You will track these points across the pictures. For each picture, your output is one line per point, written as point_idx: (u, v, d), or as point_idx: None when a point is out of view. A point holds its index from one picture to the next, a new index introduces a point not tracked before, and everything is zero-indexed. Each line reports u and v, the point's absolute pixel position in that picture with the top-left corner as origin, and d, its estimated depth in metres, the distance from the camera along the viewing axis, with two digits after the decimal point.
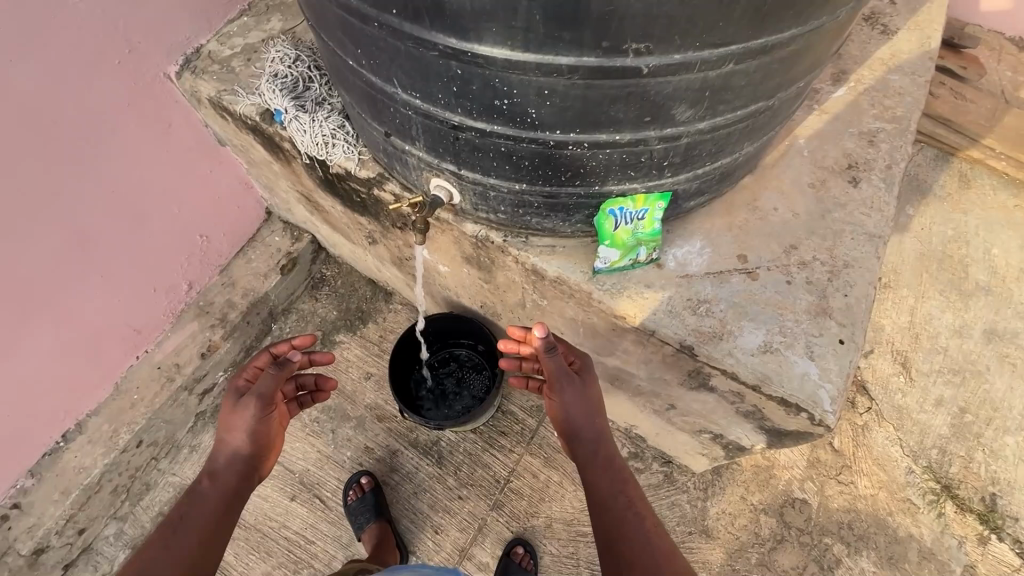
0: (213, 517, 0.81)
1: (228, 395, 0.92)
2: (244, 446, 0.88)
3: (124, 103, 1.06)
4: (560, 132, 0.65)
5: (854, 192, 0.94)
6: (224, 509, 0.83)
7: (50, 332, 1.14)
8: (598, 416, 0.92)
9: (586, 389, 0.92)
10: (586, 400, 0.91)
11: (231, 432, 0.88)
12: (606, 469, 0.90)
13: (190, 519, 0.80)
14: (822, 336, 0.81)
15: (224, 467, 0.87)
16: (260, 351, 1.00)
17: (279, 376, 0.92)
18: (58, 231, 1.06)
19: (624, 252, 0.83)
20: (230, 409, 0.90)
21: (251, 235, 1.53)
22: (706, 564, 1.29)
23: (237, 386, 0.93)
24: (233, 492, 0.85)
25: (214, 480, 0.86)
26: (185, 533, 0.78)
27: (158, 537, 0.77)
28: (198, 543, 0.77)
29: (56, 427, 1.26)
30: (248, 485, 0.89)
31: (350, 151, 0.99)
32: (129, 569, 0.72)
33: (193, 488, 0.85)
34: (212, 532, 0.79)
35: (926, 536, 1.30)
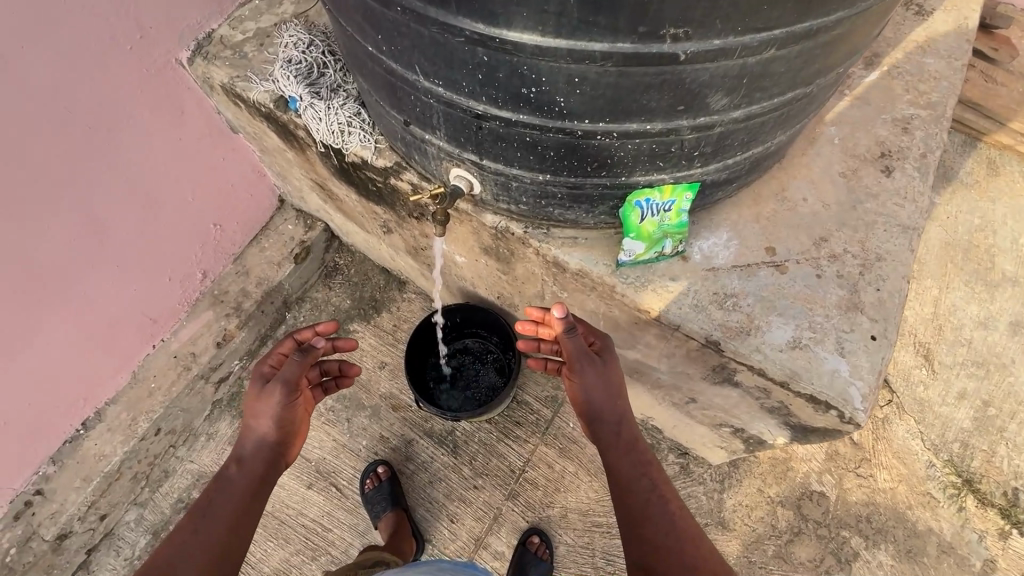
0: (240, 507, 0.80)
1: (253, 381, 0.90)
2: (269, 434, 0.86)
3: (137, 89, 1.05)
4: (588, 122, 0.63)
5: (887, 181, 0.91)
6: (251, 498, 0.81)
7: (68, 321, 1.14)
8: (620, 399, 0.88)
9: (608, 371, 0.88)
10: (607, 383, 0.87)
11: (257, 419, 0.86)
12: (628, 452, 0.86)
13: (217, 506, 0.79)
14: (853, 331, 0.79)
15: (250, 454, 0.86)
16: (285, 337, 0.97)
17: (304, 363, 0.89)
18: (73, 220, 1.05)
19: (650, 245, 0.81)
20: (256, 395, 0.88)
21: (264, 223, 1.52)
22: (723, 556, 1.28)
23: (262, 371, 0.91)
24: (259, 480, 0.84)
25: (239, 467, 0.84)
26: (211, 523, 0.77)
27: (185, 525, 0.77)
28: (224, 532, 0.76)
29: (75, 415, 1.27)
30: (274, 473, 0.87)
31: (366, 139, 0.96)
32: (158, 558, 0.73)
33: (219, 474, 0.84)
34: (237, 521, 0.78)
35: (945, 530, 1.28)
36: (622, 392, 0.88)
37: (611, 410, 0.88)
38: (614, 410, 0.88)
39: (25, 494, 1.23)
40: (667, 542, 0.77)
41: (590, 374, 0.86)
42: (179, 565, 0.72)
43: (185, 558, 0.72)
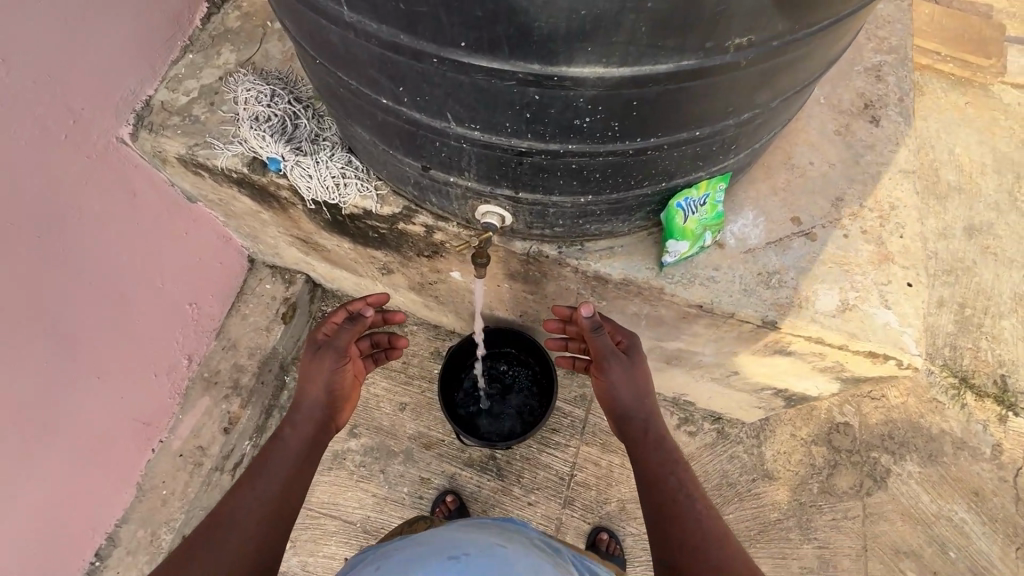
0: (297, 460, 0.86)
1: (307, 348, 0.98)
2: (318, 395, 0.93)
3: (83, 180, 0.92)
4: (640, 140, 0.61)
5: (877, 131, 0.96)
6: (305, 456, 0.88)
7: (58, 450, 1.01)
8: (646, 396, 0.91)
9: (636, 368, 0.91)
10: (634, 380, 0.90)
11: (309, 382, 0.94)
12: (654, 448, 0.88)
13: (275, 463, 0.85)
14: (891, 282, 0.83)
15: (303, 416, 0.92)
16: (337, 308, 1.02)
17: (353, 332, 0.94)
18: (41, 339, 0.92)
19: (693, 242, 0.81)
20: (310, 361, 0.96)
21: (238, 289, 1.40)
22: (776, 504, 1.34)
23: (315, 339, 0.98)
24: (312, 440, 0.90)
25: (293, 427, 0.90)
26: (270, 475, 0.83)
27: (247, 478, 0.83)
28: (281, 485, 0.82)
29: (86, 546, 1.14)
30: (325, 434, 0.93)
31: (365, 187, 0.90)
32: (223, 509, 0.78)
33: (274, 435, 0.90)
34: (294, 477, 0.84)
35: (955, 428, 1.41)
36: (648, 390, 0.91)
37: (637, 407, 0.90)
38: (641, 407, 0.90)
39: None
40: (692, 535, 0.76)
41: (618, 370, 0.89)
42: (242, 513, 0.77)
43: (246, 508, 0.78)
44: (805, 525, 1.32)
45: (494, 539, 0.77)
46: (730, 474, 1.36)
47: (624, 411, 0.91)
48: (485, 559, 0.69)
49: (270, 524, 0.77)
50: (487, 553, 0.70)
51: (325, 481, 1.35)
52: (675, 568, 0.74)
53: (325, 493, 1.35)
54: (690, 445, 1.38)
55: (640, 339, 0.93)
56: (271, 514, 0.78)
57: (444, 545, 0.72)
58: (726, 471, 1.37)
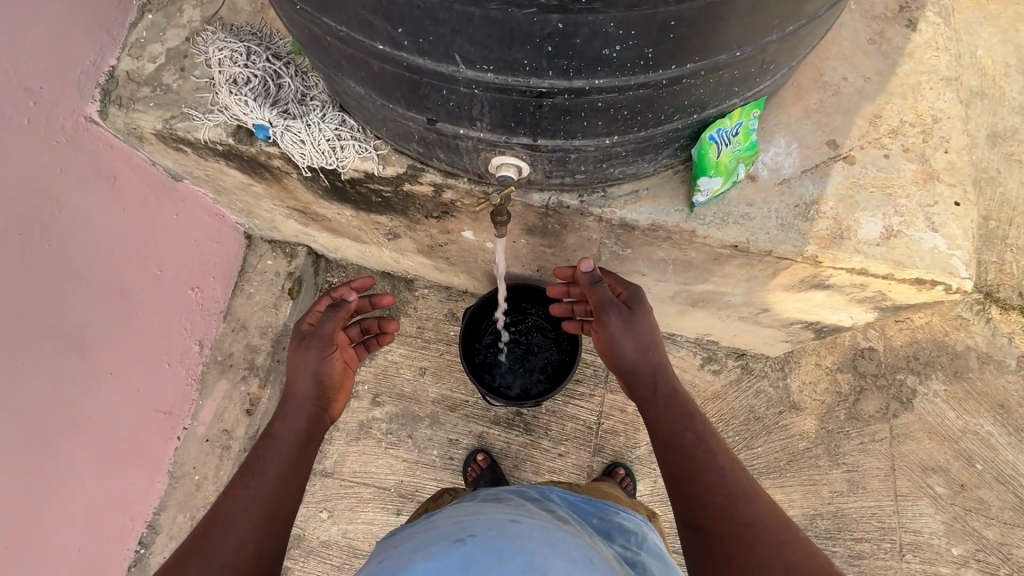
0: (291, 455, 0.82)
1: (294, 339, 0.95)
2: (307, 386, 0.89)
3: (55, 169, 0.85)
4: (675, 68, 0.54)
5: (915, 36, 0.87)
6: (299, 450, 0.83)
7: (83, 452, 0.99)
8: (652, 349, 0.86)
9: (637, 320, 0.87)
10: (636, 332, 0.86)
11: (298, 374, 0.90)
12: (668, 406, 0.84)
13: (267, 460, 0.81)
14: (937, 203, 0.78)
15: (294, 409, 0.87)
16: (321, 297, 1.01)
17: (338, 319, 0.95)
18: (45, 345, 0.88)
19: (726, 177, 0.75)
20: (297, 352, 0.93)
21: (240, 268, 1.35)
22: (804, 434, 1.35)
23: (301, 330, 0.95)
24: (305, 434, 0.86)
25: (285, 421, 0.86)
26: (264, 471, 0.79)
27: (241, 474, 0.78)
28: (276, 481, 0.78)
29: (128, 538, 1.15)
30: (318, 427, 0.89)
31: (364, 148, 0.82)
32: (216, 511, 0.74)
33: (266, 430, 0.86)
34: (290, 472, 0.80)
35: (980, 343, 1.39)
36: (654, 343, 0.87)
37: (642, 360, 0.86)
38: (646, 361, 0.86)
39: None
40: (715, 493, 0.75)
41: (617, 321, 0.86)
42: (235, 515, 0.73)
43: (240, 509, 0.74)
44: (833, 451, 1.33)
45: (512, 514, 0.77)
46: (757, 409, 1.37)
47: (630, 367, 0.87)
48: (495, 536, 0.69)
49: (266, 526, 0.73)
50: (497, 532, 0.70)
51: (354, 450, 1.36)
52: (701, 528, 0.74)
53: (355, 462, 1.36)
54: (715, 383, 1.38)
55: (642, 291, 0.90)
56: (266, 514, 0.74)
57: (454, 529, 0.73)
58: (753, 406, 1.37)
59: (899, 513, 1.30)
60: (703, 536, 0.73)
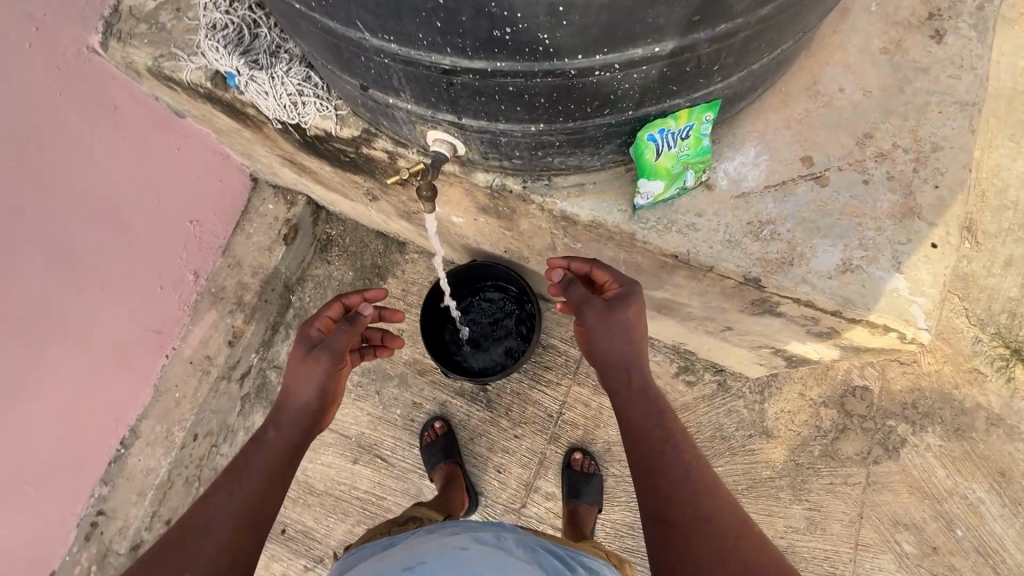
0: (277, 464, 0.84)
1: (299, 344, 0.93)
2: (311, 400, 0.90)
3: (56, 93, 0.92)
4: (583, 58, 0.51)
5: (937, 49, 0.77)
6: (288, 461, 0.85)
7: (72, 355, 1.10)
8: (627, 346, 0.81)
9: (615, 318, 0.80)
10: (610, 328, 0.81)
11: (301, 384, 0.90)
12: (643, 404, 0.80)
13: (255, 466, 0.82)
14: (911, 242, 0.70)
15: (291, 418, 0.89)
16: (333, 299, 0.98)
17: (351, 334, 0.92)
18: (36, 253, 0.97)
19: (670, 182, 0.70)
20: (302, 360, 0.91)
21: (243, 208, 1.42)
22: (770, 462, 1.28)
23: (309, 336, 0.93)
24: (297, 444, 0.88)
25: (279, 429, 0.88)
26: (250, 479, 0.81)
27: (225, 481, 0.81)
28: (257, 491, 0.79)
29: (111, 438, 1.26)
30: (309, 436, 0.91)
31: (324, 106, 0.83)
32: (197, 516, 0.76)
33: (259, 435, 0.87)
34: (274, 480, 0.82)
35: (994, 403, 1.25)
36: (633, 342, 0.81)
37: (613, 355, 0.82)
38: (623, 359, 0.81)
39: (88, 516, 1.25)
40: (681, 495, 0.73)
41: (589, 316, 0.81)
42: (215, 524, 0.75)
43: (219, 516, 0.76)
44: (798, 486, 1.27)
45: (464, 540, 0.76)
46: (725, 428, 1.31)
47: (601, 359, 0.83)
48: (443, 564, 0.68)
49: (242, 540, 0.74)
50: (447, 559, 0.69)
51: None
52: (665, 522, 0.72)
53: None
54: (686, 394, 1.33)
55: (636, 289, 0.80)
56: (244, 524, 0.75)
57: (404, 557, 0.72)
58: (721, 424, 1.31)
59: (856, 562, 1.23)
60: (666, 529, 0.71)
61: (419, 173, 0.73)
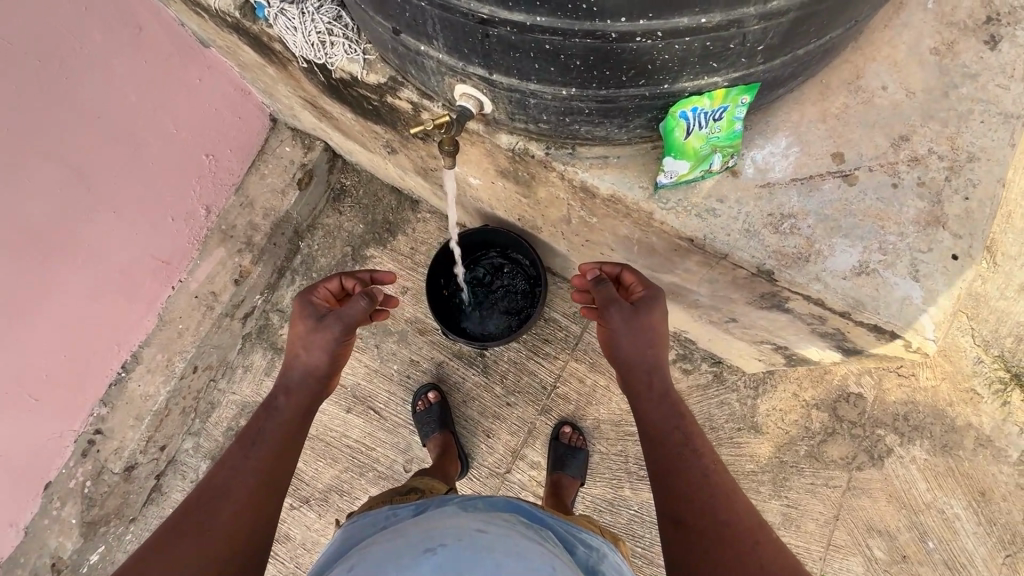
0: (290, 432, 0.84)
1: (307, 314, 0.93)
2: (321, 365, 0.90)
3: (78, 6, 0.90)
4: (626, 21, 0.49)
5: (990, 56, 0.74)
6: (297, 429, 0.85)
7: (79, 273, 1.11)
8: (653, 349, 0.85)
9: (642, 319, 0.85)
10: (638, 331, 0.84)
11: (312, 352, 0.90)
12: (659, 401, 0.84)
13: (266, 431, 0.83)
14: (932, 251, 0.69)
15: (301, 384, 0.90)
16: (333, 275, 1.01)
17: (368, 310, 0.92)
18: (48, 167, 0.97)
19: (695, 164, 0.69)
20: (310, 328, 0.91)
21: (260, 147, 1.41)
22: (755, 457, 1.30)
23: (317, 305, 0.94)
24: (305, 410, 0.89)
25: (289, 395, 0.88)
26: (262, 443, 0.81)
27: (239, 445, 0.81)
28: (270, 456, 0.80)
29: (113, 360, 1.28)
30: (318, 401, 0.92)
31: (352, 49, 0.82)
32: (212, 483, 0.76)
33: (270, 401, 0.88)
34: (284, 446, 0.82)
35: (985, 424, 1.25)
36: (656, 343, 0.86)
37: (640, 357, 0.85)
38: (645, 361, 0.85)
39: (86, 434, 1.28)
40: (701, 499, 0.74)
41: (619, 316, 0.85)
42: (233, 490, 0.75)
43: (236, 482, 0.76)
44: (779, 483, 1.29)
45: (477, 523, 0.73)
46: (715, 418, 1.32)
47: (627, 361, 0.86)
48: (464, 550, 0.65)
49: (259, 509, 0.74)
50: (467, 542, 0.67)
51: None
52: (684, 525, 0.73)
53: None
54: (681, 381, 1.34)
55: (658, 291, 0.86)
56: (260, 491, 0.76)
57: (422, 536, 0.69)
58: (712, 415, 1.33)
59: (825, 561, 1.25)
60: (685, 531, 0.72)
61: (442, 125, 0.70)
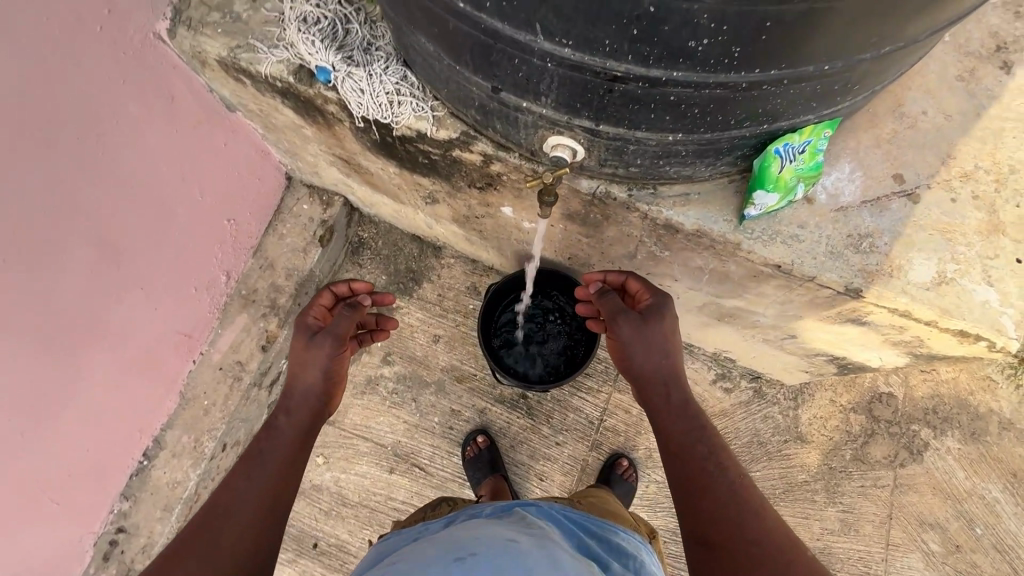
0: (296, 451, 0.81)
1: (299, 332, 0.89)
2: (315, 383, 0.85)
3: (119, 81, 0.86)
4: (760, 72, 0.52)
5: (1006, 79, 0.83)
6: (300, 445, 0.82)
7: (106, 358, 1.02)
8: (668, 358, 0.81)
9: (652, 329, 0.82)
10: (649, 340, 0.81)
11: (304, 368, 0.85)
12: (677, 417, 0.79)
13: (271, 450, 0.79)
14: (998, 257, 0.76)
15: (299, 401, 0.85)
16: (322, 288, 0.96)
17: (354, 319, 0.89)
18: (80, 248, 0.90)
19: (783, 195, 0.73)
20: (302, 345, 0.87)
21: (276, 207, 1.36)
22: (805, 466, 1.33)
23: (309, 324, 0.91)
24: (308, 430, 0.83)
25: (289, 414, 0.84)
26: (265, 465, 0.77)
27: (241, 467, 0.77)
28: (277, 477, 0.76)
29: (134, 448, 1.19)
30: (319, 422, 0.86)
31: (421, 107, 0.83)
32: (216, 498, 0.73)
33: (269, 421, 0.83)
34: (290, 463, 0.79)
35: (1005, 408, 1.33)
36: (670, 351, 0.82)
37: (655, 368, 0.81)
38: (660, 371, 0.81)
39: (107, 535, 1.17)
40: (725, 514, 0.71)
41: (627, 326, 0.82)
42: (236, 510, 0.72)
43: (241, 500, 0.73)
44: (832, 489, 1.32)
45: (510, 533, 0.70)
46: (762, 433, 1.35)
47: (641, 373, 0.82)
48: (496, 558, 0.63)
49: (266, 521, 0.72)
50: (501, 552, 0.64)
51: (359, 404, 1.38)
52: (709, 543, 0.70)
53: (358, 416, 1.38)
54: (724, 400, 1.36)
55: (668, 300, 0.83)
56: (265, 510, 0.73)
57: (455, 545, 0.67)
58: (758, 430, 1.35)
59: (887, 561, 1.29)
60: (710, 550, 0.69)
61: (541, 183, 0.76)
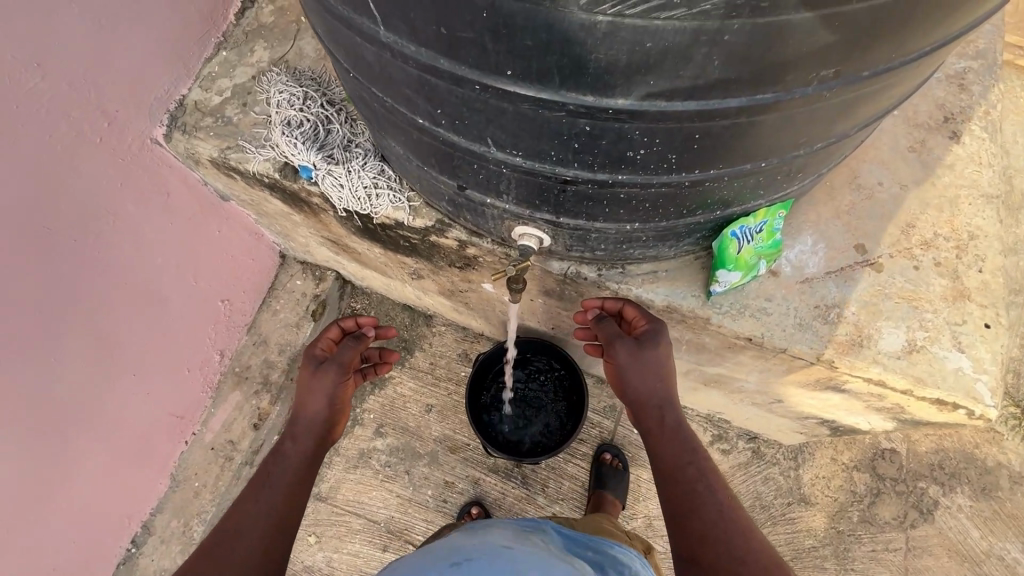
0: (302, 474, 0.84)
1: (307, 362, 0.96)
2: (320, 409, 0.91)
3: (118, 183, 0.92)
4: (700, 172, 0.55)
5: (957, 148, 0.87)
6: (306, 469, 0.84)
7: (99, 447, 1.03)
8: (662, 382, 0.78)
9: (649, 356, 0.78)
10: (645, 368, 0.78)
11: (312, 395, 0.91)
12: (673, 440, 0.77)
13: (278, 475, 0.82)
14: (966, 323, 0.77)
15: (305, 428, 0.89)
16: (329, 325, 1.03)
17: (358, 349, 0.98)
18: (76, 342, 0.93)
19: (745, 272, 0.75)
20: (310, 374, 0.94)
21: (270, 284, 1.40)
22: (812, 531, 1.28)
23: (315, 354, 0.97)
24: (315, 453, 0.87)
25: (295, 441, 0.88)
26: (275, 488, 0.80)
27: (251, 492, 0.80)
28: (284, 501, 0.79)
29: (123, 535, 1.18)
30: (325, 447, 0.91)
31: (398, 198, 0.88)
32: (224, 523, 0.75)
33: (277, 447, 0.87)
34: (299, 484, 0.82)
35: (1014, 461, 1.30)
36: (666, 375, 0.79)
37: (648, 394, 0.79)
38: (656, 394, 0.79)
39: None
40: (713, 534, 0.69)
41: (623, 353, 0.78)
42: (244, 530, 0.74)
43: (252, 521, 0.75)
44: (841, 555, 1.27)
45: (506, 544, 0.73)
46: (764, 496, 1.31)
47: (636, 399, 0.80)
48: (487, 562, 0.66)
49: (271, 545, 0.73)
50: (490, 556, 0.68)
51: (351, 479, 1.36)
52: (694, 560, 0.68)
53: (350, 491, 1.36)
54: (722, 463, 1.33)
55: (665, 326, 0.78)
56: (274, 527, 0.75)
57: (447, 556, 0.70)
58: (760, 494, 1.31)
59: None
60: (697, 569, 0.67)
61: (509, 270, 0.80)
